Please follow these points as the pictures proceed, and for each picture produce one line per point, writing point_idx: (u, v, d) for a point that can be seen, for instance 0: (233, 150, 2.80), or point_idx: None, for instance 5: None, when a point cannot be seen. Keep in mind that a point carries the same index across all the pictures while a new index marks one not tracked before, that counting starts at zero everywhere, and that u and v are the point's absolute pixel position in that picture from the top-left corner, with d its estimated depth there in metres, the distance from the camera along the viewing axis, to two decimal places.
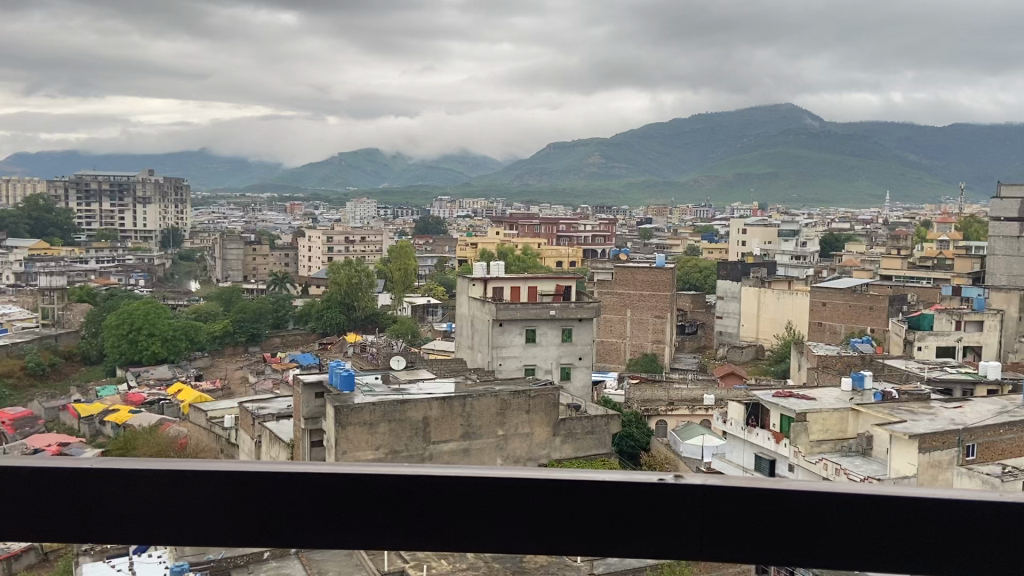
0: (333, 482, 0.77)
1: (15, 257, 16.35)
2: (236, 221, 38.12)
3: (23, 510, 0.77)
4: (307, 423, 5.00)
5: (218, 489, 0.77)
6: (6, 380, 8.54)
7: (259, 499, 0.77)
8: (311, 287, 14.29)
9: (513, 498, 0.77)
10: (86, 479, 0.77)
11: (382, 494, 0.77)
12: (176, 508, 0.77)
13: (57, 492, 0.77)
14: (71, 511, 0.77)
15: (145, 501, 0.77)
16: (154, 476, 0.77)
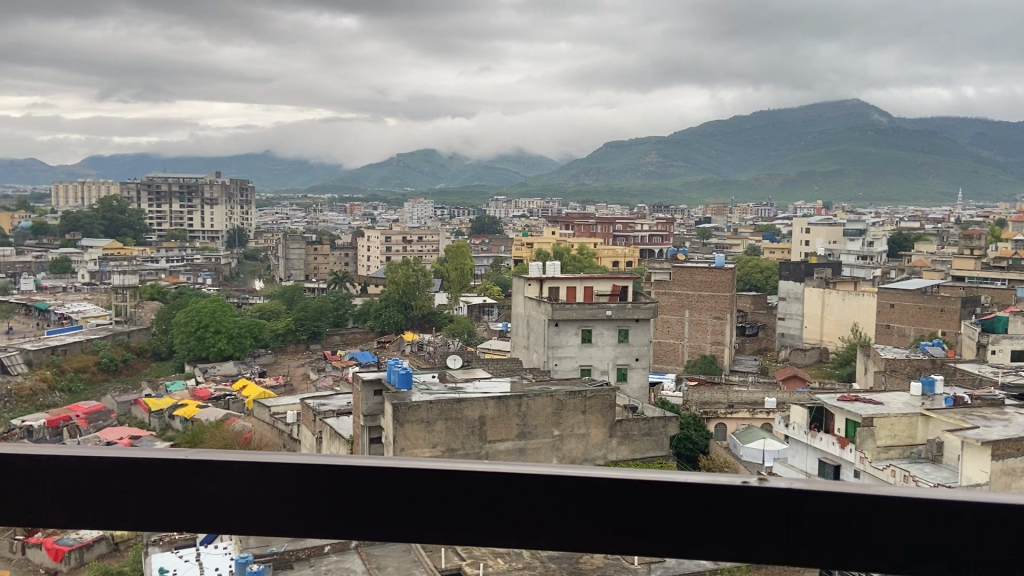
0: (417, 478, 0.78)
1: (89, 255, 16.96)
2: (297, 222, 38.88)
3: (121, 492, 0.80)
4: (365, 420, 5.07)
5: (303, 483, 0.78)
6: (81, 375, 8.88)
7: (341, 490, 0.78)
8: (370, 286, 14.48)
9: (595, 495, 0.76)
10: (177, 467, 0.79)
11: (465, 489, 0.77)
12: (263, 498, 0.79)
13: (150, 480, 0.80)
14: (160, 496, 0.80)
15: (233, 491, 0.79)
16: (241, 467, 0.79)
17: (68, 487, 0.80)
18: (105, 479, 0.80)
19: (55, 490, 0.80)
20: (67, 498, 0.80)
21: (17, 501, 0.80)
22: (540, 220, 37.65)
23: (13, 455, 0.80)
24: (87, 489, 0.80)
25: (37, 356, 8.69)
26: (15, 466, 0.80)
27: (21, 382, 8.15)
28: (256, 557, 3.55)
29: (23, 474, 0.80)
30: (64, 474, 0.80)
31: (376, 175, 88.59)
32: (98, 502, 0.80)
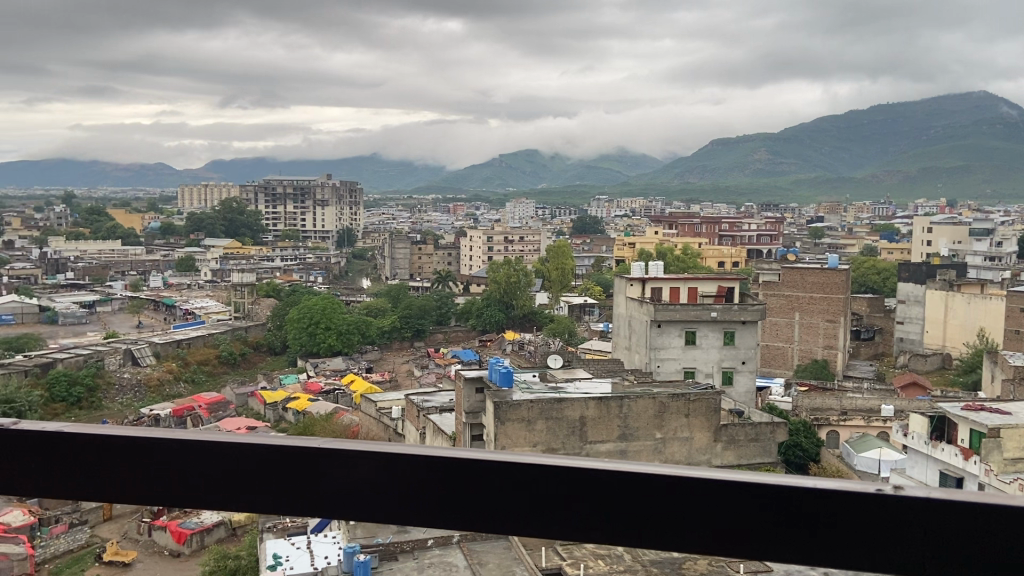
0: (538, 473, 0.78)
1: (212, 255, 17.96)
2: (403, 223, 39.90)
3: (254, 476, 0.84)
4: (467, 417, 5.18)
5: (429, 477, 0.80)
6: (203, 367, 9.39)
7: (462, 486, 0.80)
8: (473, 285, 14.72)
9: (712, 494, 0.75)
10: (315, 455, 0.82)
11: (584, 485, 0.77)
12: (390, 488, 0.81)
13: (280, 467, 0.83)
14: (292, 481, 0.83)
15: (364, 480, 0.82)
16: (366, 457, 0.81)
17: (207, 471, 0.85)
18: (239, 466, 0.84)
19: (196, 471, 0.85)
20: (211, 483, 0.85)
21: (169, 478, 0.86)
22: (643, 220, 37.28)
23: (155, 437, 0.85)
24: (223, 475, 0.85)
25: (165, 349, 9.28)
26: (164, 449, 0.85)
27: (150, 372, 8.71)
28: (364, 548, 3.76)
29: (164, 456, 0.85)
30: (201, 459, 0.85)
31: (478, 176, 89.73)
32: (229, 484, 0.85)
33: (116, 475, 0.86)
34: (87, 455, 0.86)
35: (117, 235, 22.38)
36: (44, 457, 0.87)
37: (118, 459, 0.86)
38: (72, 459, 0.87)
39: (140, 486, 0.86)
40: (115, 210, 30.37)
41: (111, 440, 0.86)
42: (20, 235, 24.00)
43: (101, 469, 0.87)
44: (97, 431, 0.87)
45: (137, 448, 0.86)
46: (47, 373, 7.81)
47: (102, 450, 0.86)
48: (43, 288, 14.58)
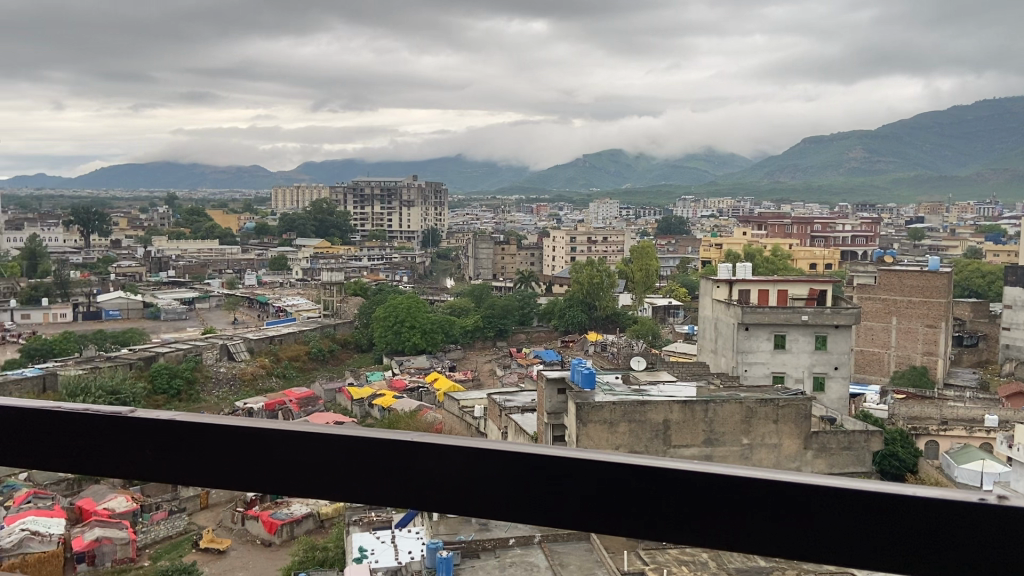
0: (622, 473, 0.75)
1: (303, 254, 18.53)
2: (485, 223, 40.27)
3: (348, 470, 0.84)
4: (549, 417, 5.20)
5: (517, 475, 0.78)
6: (294, 363, 9.69)
7: (551, 485, 0.77)
8: (556, 286, 14.74)
9: (803, 499, 0.71)
10: (406, 451, 0.81)
11: (670, 487, 0.74)
12: (481, 484, 0.79)
13: (373, 463, 0.83)
14: (383, 475, 0.83)
15: (458, 474, 0.80)
16: (457, 455, 0.80)
17: (299, 460, 0.85)
18: (330, 456, 0.84)
19: (289, 463, 0.85)
20: (304, 473, 0.85)
21: (266, 467, 0.86)
22: (730, 219, 36.55)
23: (245, 424, 0.86)
24: (315, 463, 0.85)
25: (259, 345, 9.63)
26: (254, 437, 0.85)
27: (244, 367, 9.06)
28: (446, 544, 3.79)
29: (260, 445, 0.86)
30: (292, 447, 0.85)
31: (561, 175, 89.86)
32: (317, 471, 0.85)
33: (209, 463, 0.87)
34: (183, 439, 0.88)
35: (215, 235, 23.41)
36: (145, 440, 0.90)
37: (212, 445, 0.87)
38: (170, 445, 0.89)
39: (232, 469, 0.87)
40: (213, 210, 31.77)
41: (208, 426, 0.87)
42: (128, 235, 25.42)
43: (194, 455, 0.88)
44: (196, 418, 0.89)
45: (229, 435, 0.87)
46: (150, 367, 8.22)
47: (196, 434, 0.88)
48: (149, 285, 15.36)
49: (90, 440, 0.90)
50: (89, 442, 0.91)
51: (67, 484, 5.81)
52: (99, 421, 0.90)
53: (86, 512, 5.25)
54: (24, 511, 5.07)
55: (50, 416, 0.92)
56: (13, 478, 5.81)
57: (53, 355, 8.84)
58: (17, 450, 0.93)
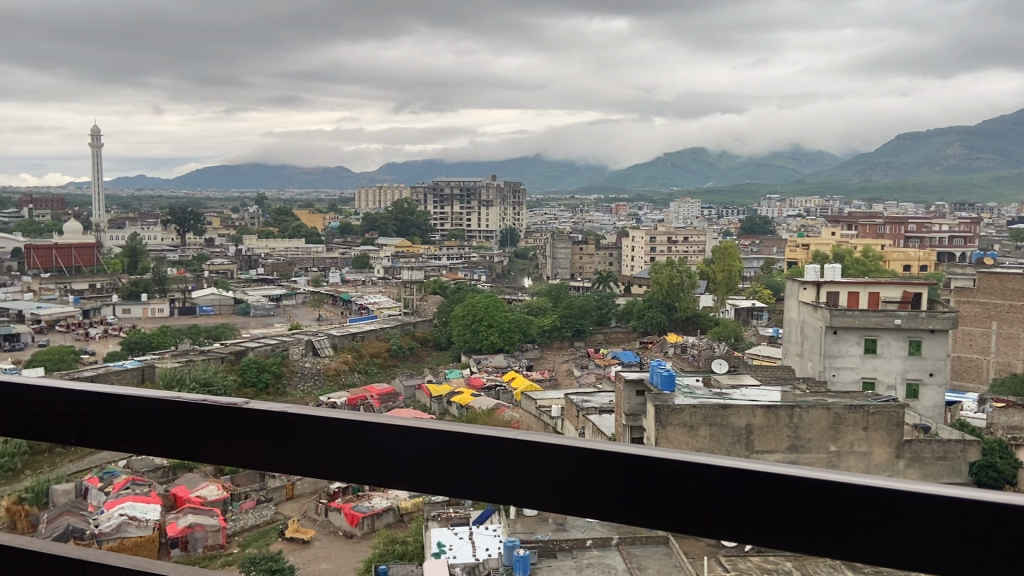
0: (740, 480, 0.58)
1: (385, 254, 18.93)
2: (564, 222, 40.29)
3: (408, 460, 0.68)
4: (627, 419, 5.19)
5: (611, 474, 0.61)
6: (375, 359, 9.90)
7: (662, 491, 0.60)
8: (635, 286, 14.62)
9: (988, 521, 0.53)
10: (472, 440, 0.66)
11: (804, 496, 0.56)
12: (569, 483, 0.63)
13: (438, 458, 0.67)
14: (447, 469, 0.67)
15: (540, 476, 0.64)
16: (531, 449, 0.63)
17: (351, 447, 0.70)
18: (388, 445, 0.69)
19: (336, 452, 0.71)
20: (354, 458, 0.70)
21: (311, 459, 0.72)
22: (818, 220, 35.53)
23: (285, 409, 0.72)
24: (366, 452, 0.70)
25: (342, 341, 9.88)
26: (296, 423, 0.71)
27: (328, 363, 9.30)
28: (522, 544, 3.83)
29: (307, 432, 0.71)
30: (338, 434, 0.70)
31: (640, 174, 89.80)
32: (365, 462, 0.70)
33: (248, 448, 0.74)
34: (216, 421, 0.75)
35: (301, 233, 24.14)
36: (174, 422, 0.77)
37: (249, 431, 0.74)
38: (210, 428, 0.75)
39: (266, 461, 0.73)
40: (299, 210, 32.82)
41: (243, 409, 0.74)
42: (221, 233, 26.53)
43: (241, 441, 0.74)
44: (231, 400, 0.75)
45: (267, 421, 0.73)
46: (240, 361, 8.53)
47: (232, 420, 0.74)
48: (240, 282, 16.00)
49: (119, 425, 0.78)
50: (118, 425, 0.79)
51: (163, 472, 6.12)
52: (126, 403, 0.78)
53: (180, 500, 5.49)
54: (124, 497, 5.35)
55: (73, 396, 0.80)
56: (113, 464, 6.12)
57: (151, 348, 9.28)
58: (35, 432, 0.81)
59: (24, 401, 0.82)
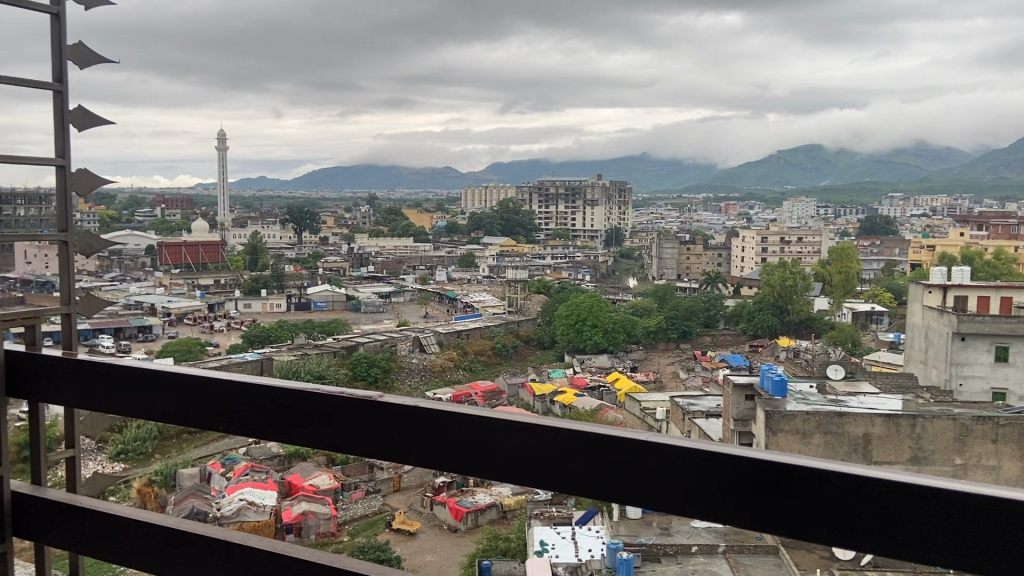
0: (892, 490, 0.48)
1: (490, 253, 19.15)
2: (672, 222, 39.66)
3: (518, 457, 0.63)
4: (735, 423, 5.06)
5: (737, 479, 0.53)
6: (480, 357, 10.04)
7: (794, 500, 0.51)
8: (744, 287, 14.24)
9: None
10: (583, 440, 0.59)
11: (965, 510, 0.46)
12: (687, 486, 0.55)
13: (552, 458, 0.61)
14: (561, 468, 0.61)
15: (657, 475, 0.56)
16: (644, 445, 0.56)
17: (469, 439, 0.66)
18: (503, 439, 0.64)
19: (451, 445, 0.66)
20: (469, 453, 0.66)
21: (431, 453, 0.68)
22: (947, 220, 33.58)
23: (403, 402, 0.70)
24: (483, 447, 0.65)
25: (448, 338, 10.05)
26: (414, 417, 0.68)
27: (434, 359, 9.46)
28: (627, 546, 3.76)
29: (426, 423, 0.68)
30: (451, 429, 0.66)
31: (753, 171, 89.80)
32: (483, 458, 0.65)
33: (372, 441, 0.71)
34: (341, 413, 0.74)
35: (410, 233, 24.74)
36: (307, 412, 0.77)
37: (374, 424, 0.71)
38: (340, 419, 0.74)
39: (388, 454, 0.71)
40: (408, 210, 33.60)
41: (368, 399, 0.72)
42: (335, 232, 27.50)
43: (361, 435, 0.72)
44: (360, 392, 0.74)
45: (392, 413, 0.70)
46: (352, 355, 8.79)
47: (359, 414, 0.72)
48: (351, 279, 16.56)
49: (260, 417, 0.80)
50: (259, 418, 0.81)
51: (279, 461, 6.39)
52: (266, 396, 0.80)
53: (295, 487, 5.72)
54: (243, 482, 5.63)
55: (230, 384, 0.84)
56: (234, 452, 6.46)
57: (269, 342, 9.71)
58: (195, 421, 0.86)
59: (187, 391, 0.88)
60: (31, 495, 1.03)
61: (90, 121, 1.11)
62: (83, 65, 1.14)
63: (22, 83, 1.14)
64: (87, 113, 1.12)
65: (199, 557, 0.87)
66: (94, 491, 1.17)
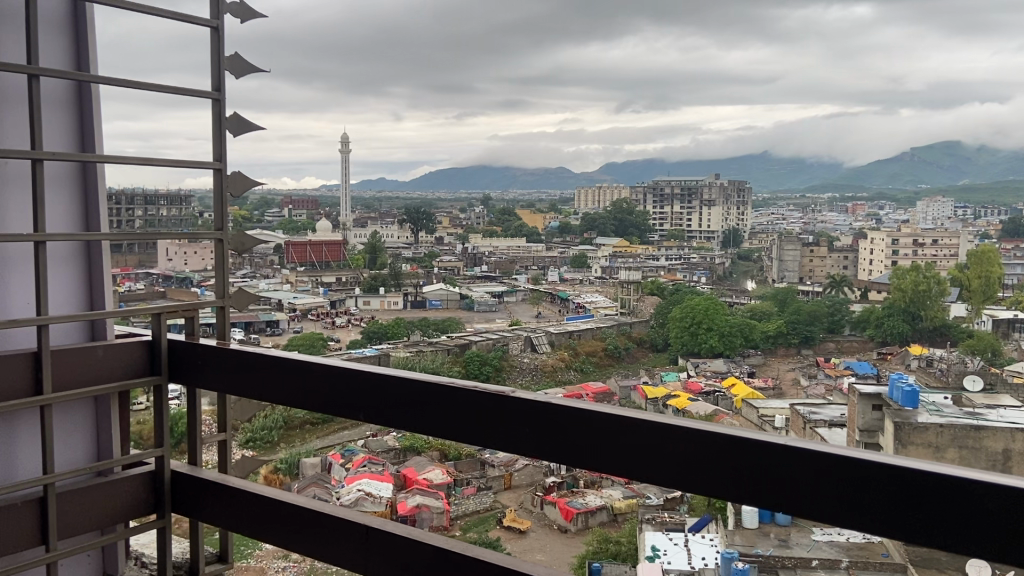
0: (1008, 501, 0.56)
1: (603, 254, 19.02)
2: (795, 222, 38.11)
3: (659, 456, 0.72)
4: (861, 435, 4.85)
5: (860, 483, 0.62)
6: (591, 358, 9.99)
7: (914, 503, 0.59)
8: (872, 292, 13.57)
9: None
10: (721, 444, 0.68)
11: None
12: (818, 487, 0.63)
13: (693, 460, 0.70)
14: (698, 465, 0.70)
15: (792, 473, 0.65)
16: (780, 448, 0.65)
17: (610, 438, 0.75)
18: (649, 441, 0.72)
19: (594, 445, 0.76)
20: (613, 452, 0.74)
21: (571, 451, 0.77)
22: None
23: (543, 401, 0.79)
24: (628, 444, 0.74)
25: (559, 338, 10.04)
26: (549, 412, 0.78)
27: (545, 359, 9.47)
28: (742, 557, 3.65)
29: (569, 423, 0.77)
30: (586, 425, 0.76)
31: (883, 171, 89.73)
32: (625, 457, 0.74)
33: (515, 436, 0.80)
34: (485, 410, 0.82)
35: (523, 233, 24.91)
36: (446, 405, 0.85)
37: (516, 420, 0.80)
38: (485, 416, 0.82)
39: (525, 447, 0.80)
40: (521, 210, 33.91)
41: (508, 397, 0.80)
42: (450, 232, 28.00)
43: (508, 428, 0.81)
44: (495, 388, 0.82)
45: (527, 410, 0.79)
46: (464, 353, 8.93)
47: (497, 412, 0.81)
48: (465, 279, 16.82)
49: (399, 409, 0.88)
50: (400, 408, 0.89)
51: (396, 454, 6.57)
52: (407, 389, 0.88)
53: (409, 480, 5.87)
54: (361, 473, 5.83)
55: (370, 376, 0.91)
56: (352, 443, 6.71)
57: (387, 338, 10.00)
58: (337, 408, 0.94)
59: (327, 379, 0.95)
60: (190, 473, 1.11)
61: (246, 128, 1.18)
62: (238, 75, 1.21)
63: (185, 90, 1.21)
64: (243, 120, 1.18)
65: (340, 540, 0.94)
66: (242, 472, 1.24)
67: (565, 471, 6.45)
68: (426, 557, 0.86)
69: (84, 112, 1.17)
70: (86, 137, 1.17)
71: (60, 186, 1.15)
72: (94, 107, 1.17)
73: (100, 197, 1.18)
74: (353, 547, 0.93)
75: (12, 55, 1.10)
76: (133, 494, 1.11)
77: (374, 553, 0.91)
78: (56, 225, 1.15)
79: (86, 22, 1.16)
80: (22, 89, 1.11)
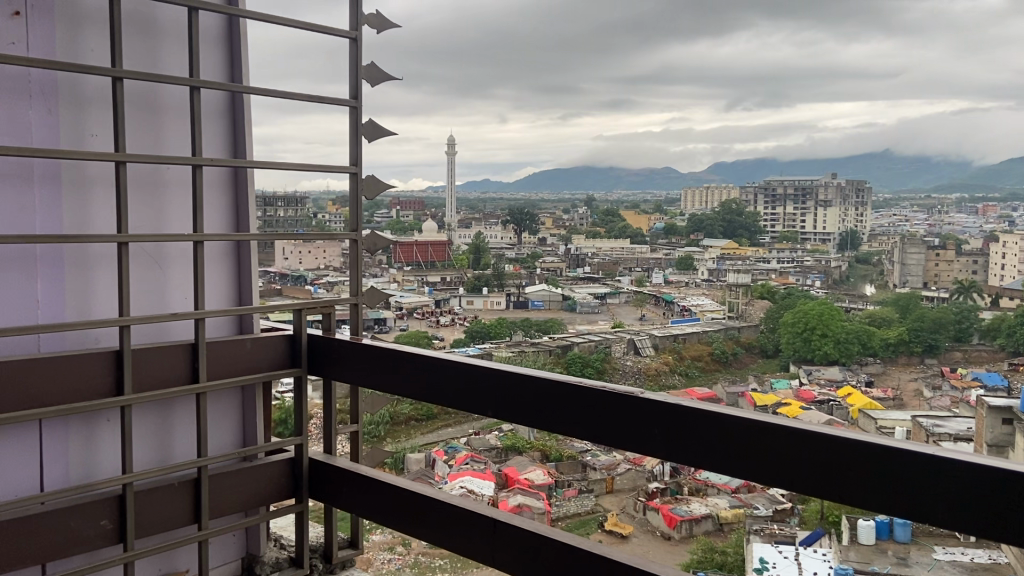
0: None
1: (709, 256, 18.67)
2: (920, 223, 36.04)
3: (802, 458, 0.71)
4: (988, 449, 4.36)
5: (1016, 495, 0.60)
6: (696, 363, 9.73)
7: None
8: (1004, 299, 12.66)
9: None
10: (869, 452, 0.67)
11: None
12: (974, 498, 0.62)
13: (833, 467, 0.69)
14: (844, 472, 0.69)
15: (944, 481, 0.63)
16: (929, 460, 0.64)
17: (749, 442, 0.74)
18: (790, 447, 0.72)
19: (732, 449, 0.75)
20: (751, 454, 0.74)
21: (706, 452, 0.77)
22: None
23: (673, 401, 0.79)
24: (769, 448, 0.73)
25: (663, 341, 9.88)
26: (687, 417, 0.77)
27: (649, 362, 9.27)
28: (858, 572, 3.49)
29: (707, 423, 0.76)
30: (726, 429, 0.75)
31: None
32: (768, 461, 0.73)
33: (647, 435, 0.80)
34: (618, 409, 0.82)
35: (628, 235, 24.81)
36: (574, 405, 0.86)
37: (649, 420, 0.80)
38: (619, 415, 0.82)
39: (657, 449, 0.80)
40: (625, 210, 33.67)
41: (638, 398, 0.81)
42: (553, 233, 28.12)
43: (643, 429, 0.81)
44: (624, 387, 0.83)
45: (662, 412, 0.79)
46: (566, 354, 8.87)
47: (631, 410, 0.81)
48: (568, 279, 16.88)
49: (526, 405, 0.89)
50: (527, 407, 0.90)
51: (497, 453, 6.62)
52: (534, 388, 0.89)
53: (510, 479, 5.89)
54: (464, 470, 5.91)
55: (497, 374, 0.93)
56: (455, 441, 6.80)
57: (489, 337, 10.10)
58: (463, 404, 0.95)
59: (451, 379, 0.97)
60: (325, 461, 1.14)
61: (380, 134, 1.19)
62: (373, 82, 1.22)
63: (322, 97, 1.24)
64: (378, 125, 1.20)
65: (460, 531, 0.94)
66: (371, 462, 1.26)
67: (668, 477, 6.32)
68: (550, 552, 0.84)
69: (237, 120, 1.22)
70: (238, 144, 1.21)
71: (217, 189, 1.20)
72: (246, 114, 1.21)
73: (249, 198, 1.22)
74: (473, 538, 0.92)
75: (175, 65, 1.15)
76: (274, 480, 1.15)
77: (499, 546, 0.90)
78: (212, 225, 1.19)
79: (238, 35, 1.20)
80: (184, 98, 1.16)
